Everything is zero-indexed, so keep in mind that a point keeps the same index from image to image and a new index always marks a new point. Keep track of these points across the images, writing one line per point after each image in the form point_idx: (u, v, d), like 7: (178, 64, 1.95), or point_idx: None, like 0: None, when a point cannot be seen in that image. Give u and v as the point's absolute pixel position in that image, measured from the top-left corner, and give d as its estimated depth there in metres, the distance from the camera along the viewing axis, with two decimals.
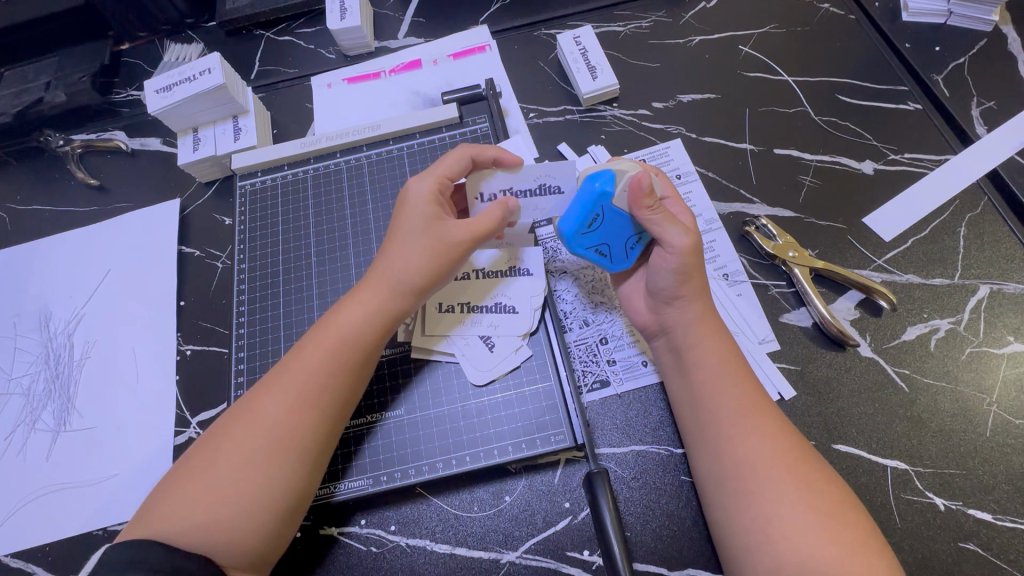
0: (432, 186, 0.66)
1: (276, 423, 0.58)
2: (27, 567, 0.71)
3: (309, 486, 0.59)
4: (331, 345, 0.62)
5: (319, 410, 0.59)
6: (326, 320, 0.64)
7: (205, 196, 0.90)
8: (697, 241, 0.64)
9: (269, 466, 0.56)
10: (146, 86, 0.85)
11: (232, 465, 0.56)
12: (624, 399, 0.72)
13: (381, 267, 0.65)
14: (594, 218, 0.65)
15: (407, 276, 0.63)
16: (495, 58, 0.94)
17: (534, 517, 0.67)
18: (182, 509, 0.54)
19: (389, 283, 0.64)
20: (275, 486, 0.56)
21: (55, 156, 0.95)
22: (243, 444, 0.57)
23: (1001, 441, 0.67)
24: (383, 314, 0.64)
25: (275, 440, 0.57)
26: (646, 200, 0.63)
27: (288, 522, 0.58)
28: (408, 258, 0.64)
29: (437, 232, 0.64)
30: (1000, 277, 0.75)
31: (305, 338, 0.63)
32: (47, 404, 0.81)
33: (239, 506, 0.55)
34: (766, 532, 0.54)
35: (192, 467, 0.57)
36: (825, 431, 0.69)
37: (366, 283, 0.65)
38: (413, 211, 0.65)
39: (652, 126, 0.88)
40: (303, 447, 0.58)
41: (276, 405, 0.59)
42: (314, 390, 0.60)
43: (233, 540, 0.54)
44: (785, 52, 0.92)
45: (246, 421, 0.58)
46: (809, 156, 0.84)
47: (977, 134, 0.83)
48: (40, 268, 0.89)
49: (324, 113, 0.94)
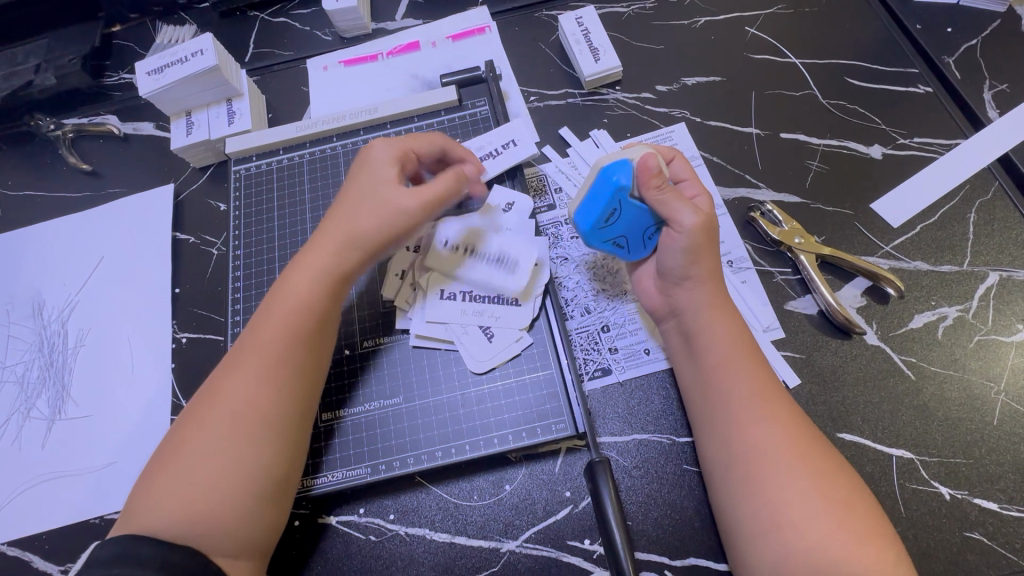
0: (394, 152, 0.66)
1: (239, 398, 0.57)
2: (24, 555, 0.71)
3: (288, 459, 0.58)
4: (288, 315, 0.61)
5: (282, 378, 0.59)
6: (279, 293, 0.63)
7: (199, 181, 0.89)
8: (708, 221, 0.63)
9: (237, 440, 0.56)
10: (137, 68, 0.83)
11: (202, 447, 0.55)
12: (626, 387, 0.71)
13: (332, 234, 0.64)
14: (609, 211, 0.64)
15: (366, 241, 0.63)
16: (495, 40, 0.92)
17: (535, 506, 0.67)
18: (159, 500, 0.54)
19: (345, 250, 0.63)
20: (249, 461, 0.56)
21: (46, 140, 0.93)
22: (211, 424, 0.56)
23: (1009, 430, 0.66)
24: (341, 282, 0.64)
25: (241, 415, 0.57)
26: (655, 180, 0.62)
27: (273, 499, 0.57)
28: (363, 222, 0.63)
29: (392, 196, 0.64)
30: (1010, 263, 0.74)
31: (260, 314, 0.62)
32: (41, 391, 0.80)
33: (216, 487, 0.54)
34: (774, 517, 0.53)
35: (165, 458, 0.56)
36: (830, 420, 0.68)
37: (314, 252, 0.64)
38: (370, 176, 0.65)
39: (656, 110, 0.86)
40: (270, 415, 0.57)
41: (238, 381, 0.58)
42: (276, 360, 0.59)
43: (216, 522, 0.53)
44: (793, 34, 0.90)
45: (210, 402, 0.58)
46: (816, 140, 0.82)
47: (989, 118, 0.81)
48: (33, 254, 0.88)
49: (320, 96, 0.92)
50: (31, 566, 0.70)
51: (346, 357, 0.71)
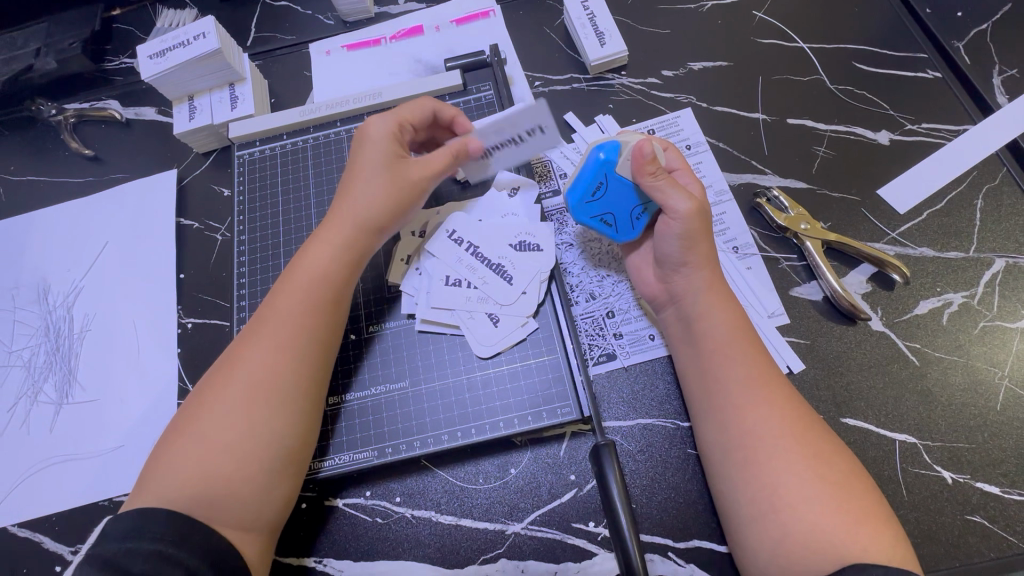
0: (391, 124, 0.68)
1: (257, 365, 0.58)
2: (34, 537, 0.71)
3: (301, 430, 0.59)
4: (305, 283, 0.63)
5: (298, 348, 0.60)
6: (296, 264, 0.65)
7: (202, 166, 0.88)
8: (701, 207, 0.62)
9: (254, 409, 0.56)
10: (139, 51, 0.82)
11: (218, 414, 0.56)
12: (631, 372, 0.71)
13: (345, 205, 0.66)
14: (598, 186, 0.65)
15: (375, 210, 0.66)
16: (499, 24, 0.91)
17: (540, 489, 0.67)
18: (174, 466, 0.54)
19: (355, 219, 0.66)
20: (264, 430, 0.56)
21: (48, 126, 0.93)
22: (227, 390, 0.57)
23: (1012, 415, 0.66)
24: (353, 248, 0.65)
25: (258, 382, 0.57)
26: (649, 167, 0.62)
27: (288, 470, 0.58)
28: (373, 193, 0.66)
29: (399, 168, 0.67)
30: (1016, 250, 0.74)
31: (277, 285, 0.64)
32: (48, 376, 0.80)
33: (233, 455, 0.55)
34: (772, 501, 0.54)
35: (182, 424, 0.57)
36: (835, 405, 0.68)
37: (333, 226, 0.66)
38: (373, 149, 0.67)
39: (662, 95, 0.85)
40: (288, 386, 0.58)
41: (257, 352, 0.59)
42: (297, 328, 0.61)
43: (229, 491, 0.54)
44: (801, 18, 0.88)
45: (228, 369, 0.59)
46: (823, 126, 0.82)
47: (997, 104, 0.80)
48: (38, 239, 0.88)
49: (323, 80, 0.91)
50: (41, 546, 0.71)
51: (352, 343, 0.71)
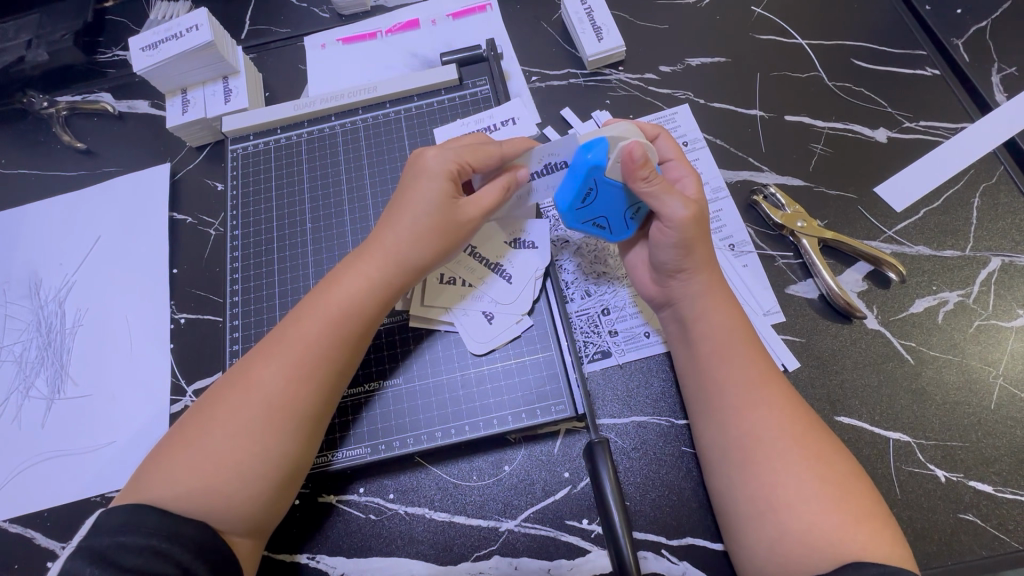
0: (453, 160, 0.63)
1: (276, 394, 0.57)
2: (26, 531, 0.71)
3: (307, 456, 0.58)
4: (333, 316, 0.60)
5: (319, 379, 0.58)
6: (325, 290, 0.62)
7: (195, 160, 0.87)
8: (697, 214, 0.61)
9: (268, 435, 0.56)
10: (131, 44, 0.81)
11: (229, 433, 0.55)
12: (626, 370, 0.71)
13: (384, 235, 0.63)
14: (588, 192, 0.62)
15: (409, 247, 0.63)
16: (495, 19, 0.91)
17: (534, 486, 0.67)
18: (178, 476, 0.53)
19: (389, 249, 0.63)
20: (275, 457, 0.55)
21: (39, 119, 0.92)
22: (242, 413, 0.56)
23: (1005, 413, 0.67)
24: (386, 288, 0.63)
25: (275, 411, 0.56)
26: (642, 171, 0.59)
27: (288, 484, 0.57)
28: (414, 230, 0.62)
29: (451, 209, 0.63)
30: (1012, 249, 0.73)
31: (303, 307, 0.62)
32: (40, 371, 0.80)
33: (240, 476, 0.54)
34: (770, 500, 0.54)
35: (190, 434, 0.56)
36: (828, 403, 0.68)
37: (368, 253, 0.63)
38: (425, 182, 0.63)
39: (660, 91, 0.85)
40: (302, 415, 0.57)
41: (274, 375, 0.57)
42: (319, 357, 0.59)
43: (231, 502, 0.53)
44: (799, 14, 0.88)
45: (243, 390, 0.57)
46: (821, 123, 0.81)
47: (996, 101, 0.80)
48: (30, 234, 0.87)
49: (317, 74, 0.90)
50: (33, 542, 0.71)
51: None
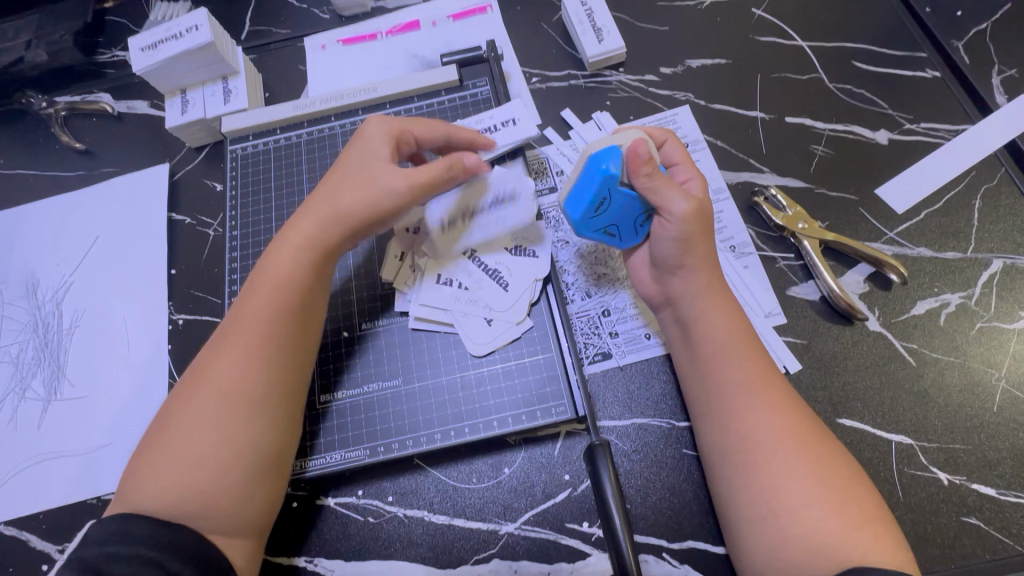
0: (385, 132, 0.66)
1: (225, 377, 0.57)
2: (21, 535, 0.70)
3: (278, 442, 0.57)
4: (274, 293, 0.60)
5: (269, 354, 0.58)
6: (263, 269, 0.62)
7: (194, 161, 0.87)
8: (699, 209, 0.62)
9: (223, 418, 0.55)
10: (131, 44, 0.81)
11: (186, 427, 0.55)
12: (626, 371, 0.71)
13: (318, 209, 0.63)
14: (601, 202, 0.62)
15: (347, 215, 0.63)
16: (496, 20, 0.90)
17: (534, 489, 0.66)
18: (146, 481, 0.53)
19: (327, 222, 0.63)
20: (235, 441, 0.55)
21: (39, 119, 0.92)
22: (197, 404, 0.56)
23: (1008, 416, 0.66)
24: (324, 254, 0.63)
25: (226, 395, 0.56)
26: (644, 167, 0.60)
27: (263, 475, 0.56)
28: (349, 198, 0.63)
29: (381, 175, 0.64)
30: (1014, 251, 0.73)
31: (246, 293, 0.62)
32: (36, 372, 0.79)
33: (203, 466, 0.53)
34: (770, 504, 0.53)
35: (154, 438, 0.56)
36: (830, 405, 0.67)
37: (301, 227, 0.63)
38: (360, 156, 0.65)
39: (660, 92, 0.84)
40: (254, 395, 0.56)
41: (224, 360, 0.57)
42: (263, 333, 0.59)
43: (201, 497, 0.53)
44: (799, 16, 0.88)
45: (196, 382, 0.57)
46: (822, 125, 0.81)
47: (996, 103, 0.80)
48: (28, 234, 0.87)
49: (317, 75, 0.90)
50: (28, 545, 0.70)
51: (344, 340, 0.70)
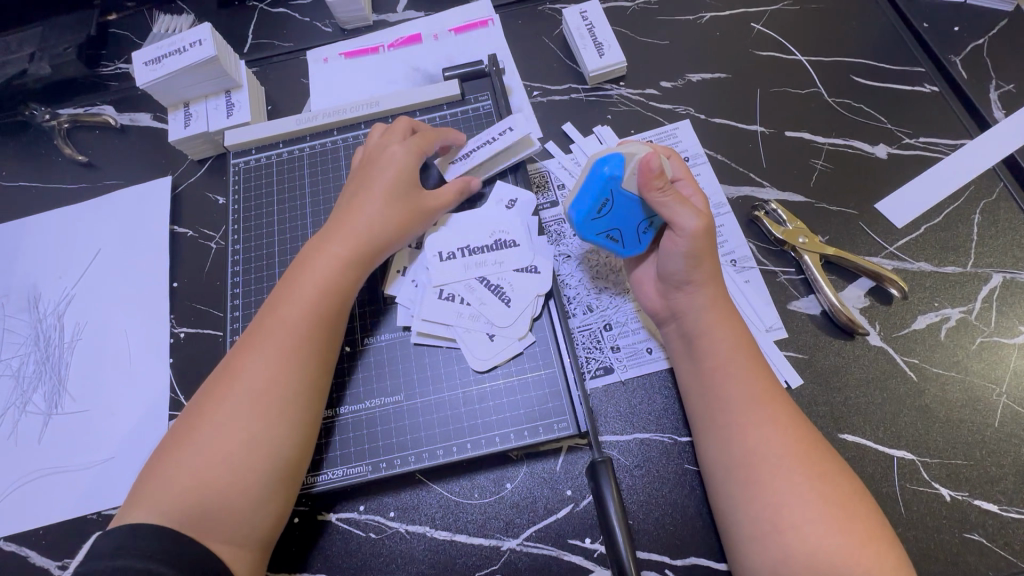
0: (413, 150, 0.70)
1: (259, 377, 0.58)
2: (20, 551, 0.70)
3: (300, 448, 0.59)
4: (310, 299, 0.63)
5: (303, 359, 0.60)
6: (299, 273, 0.65)
7: (196, 174, 0.87)
8: (709, 226, 0.62)
9: (255, 419, 0.57)
10: (135, 58, 0.81)
11: (217, 424, 0.56)
12: (628, 386, 0.71)
13: (351, 221, 0.67)
14: (603, 203, 0.63)
15: (377, 230, 0.67)
16: (497, 34, 0.91)
17: (536, 505, 0.66)
18: (173, 476, 0.54)
19: (359, 234, 0.66)
20: (264, 442, 0.56)
21: (41, 131, 0.92)
22: (230, 402, 0.57)
23: (1009, 431, 0.66)
24: (358, 266, 0.66)
25: (258, 394, 0.58)
26: (656, 181, 0.60)
27: (282, 482, 0.57)
28: (379, 214, 0.67)
29: (406, 196, 0.69)
30: (1013, 265, 0.74)
31: (281, 294, 0.64)
32: (37, 386, 0.79)
33: (230, 466, 0.55)
34: (774, 521, 0.53)
35: (182, 433, 0.57)
36: (832, 420, 0.68)
37: (337, 238, 0.66)
38: (390, 170, 0.69)
39: (661, 106, 0.85)
40: (285, 398, 0.58)
41: (258, 361, 0.59)
42: (298, 338, 0.61)
43: (223, 498, 0.54)
44: (798, 31, 0.89)
45: (228, 381, 0.59)
46: (821, 139, 0.82)
47: (994, 118, 0.80)
48: (31, 247, 0.87)
49: (320, 88, 0.90)
50: (28, 560, 0.70)
51: (346, 355, 0.70)
